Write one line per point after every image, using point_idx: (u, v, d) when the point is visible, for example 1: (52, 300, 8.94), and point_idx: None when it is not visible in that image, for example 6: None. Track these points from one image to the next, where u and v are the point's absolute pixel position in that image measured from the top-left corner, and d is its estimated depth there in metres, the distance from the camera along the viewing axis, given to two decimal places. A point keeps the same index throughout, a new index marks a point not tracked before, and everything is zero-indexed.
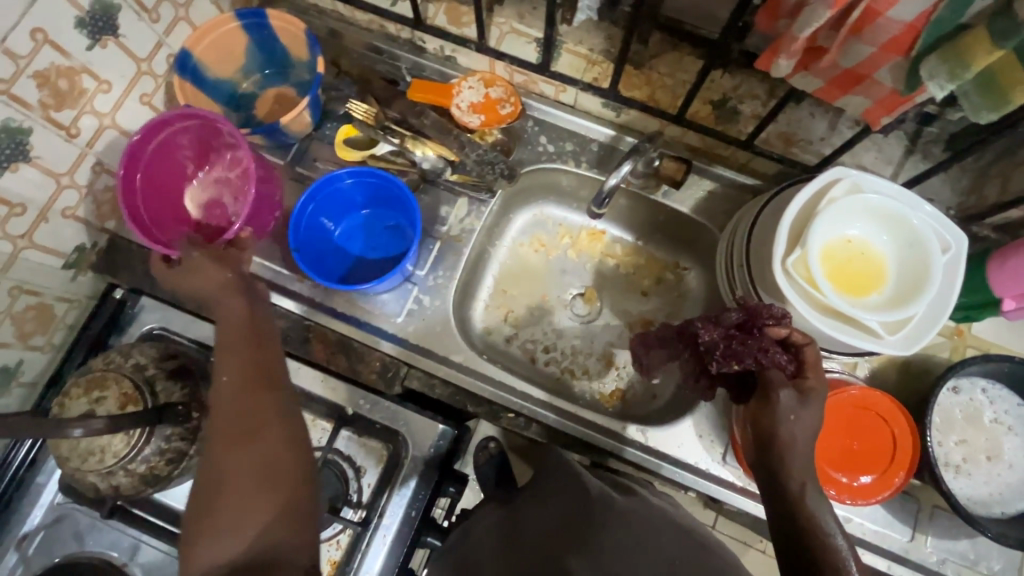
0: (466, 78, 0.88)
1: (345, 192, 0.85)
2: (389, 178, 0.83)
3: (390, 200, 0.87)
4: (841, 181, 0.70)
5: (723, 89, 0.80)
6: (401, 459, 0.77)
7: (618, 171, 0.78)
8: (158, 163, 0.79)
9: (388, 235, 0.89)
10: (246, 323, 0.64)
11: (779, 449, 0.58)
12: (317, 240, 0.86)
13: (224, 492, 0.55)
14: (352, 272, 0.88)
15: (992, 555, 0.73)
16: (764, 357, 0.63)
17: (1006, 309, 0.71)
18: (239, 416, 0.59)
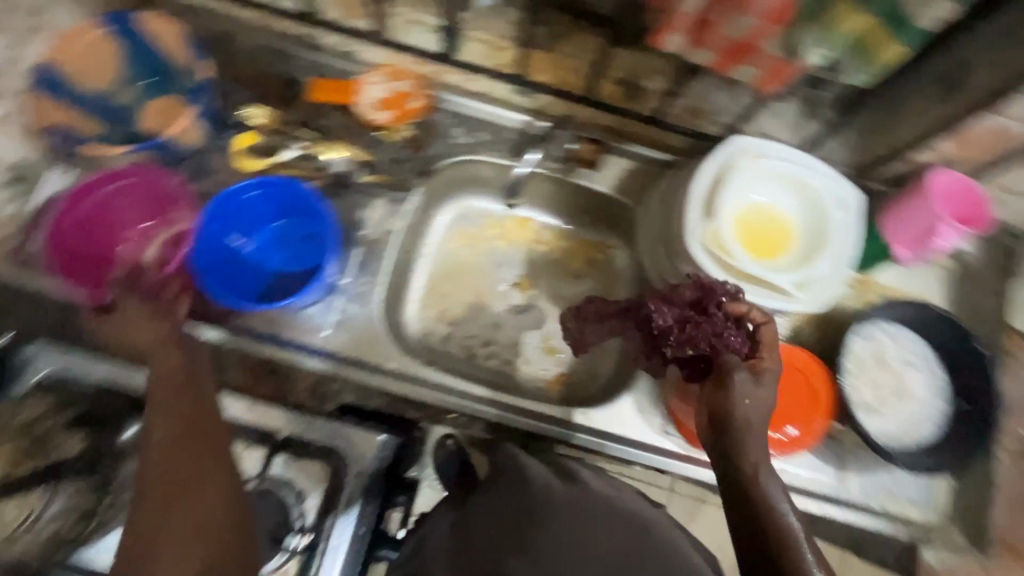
0: (370, 73, 0.83)
1: (250, 204, 0.80)
2: (291, 184, 0.78)
3: (301, 209, 0.81)
4: (743, 150, 0.73)
5: (626, 67, 0.81)
6: (344, 476, 0.73)
7: None
8: (93, 227, 0.76)
9: (307, 246, 0.83)
10: (181, 373, 0.62)
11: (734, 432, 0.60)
12: (227, 259, 0.81)
13: (156, 560, 0.49)
14: (273, 290, 0.82)
15: (908, 483, 0.80)
16: (719, 347, 0.65)
17: (900, 255, 0.77)
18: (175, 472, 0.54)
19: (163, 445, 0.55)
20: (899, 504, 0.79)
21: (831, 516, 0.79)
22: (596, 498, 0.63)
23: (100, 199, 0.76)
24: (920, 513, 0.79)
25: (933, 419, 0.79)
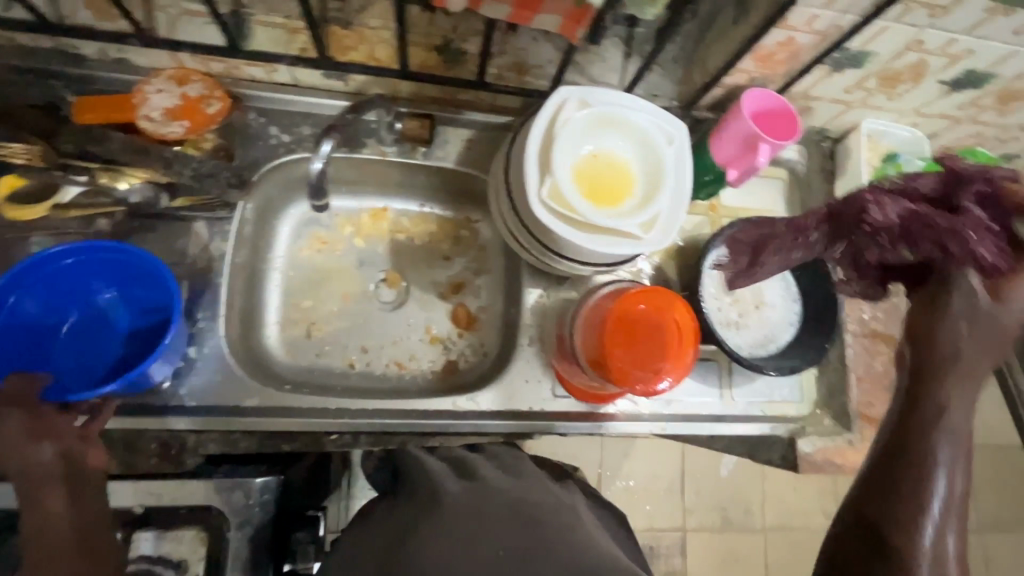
0: (150, 81, 0.72)
1: (73, 271, 0.69)
2: (104, 245, 0.68)
3: (135, 276, 0.70)
4: (568, 100, 0.72)
5: (442, 32, 0.74)
6: (227, 532, 0.68)
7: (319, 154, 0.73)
8: None
9: (149, 319, 0.72)
10: (70, 530, 0.57)
11: (940, 370, 0.50)
12: (32, 335, 0.69)
13: None
14: (108, 377, 0.71)
15: (781, 384, 0.86)
16: (961, 243, 0.50)
17: (731, 177, 0.79)
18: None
19: None
20: (776, 406, 0.86)
21: (719, 431, 0.84)
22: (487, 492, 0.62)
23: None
24: (795, 408, 0.86)
25: (788, 320, 0.85)
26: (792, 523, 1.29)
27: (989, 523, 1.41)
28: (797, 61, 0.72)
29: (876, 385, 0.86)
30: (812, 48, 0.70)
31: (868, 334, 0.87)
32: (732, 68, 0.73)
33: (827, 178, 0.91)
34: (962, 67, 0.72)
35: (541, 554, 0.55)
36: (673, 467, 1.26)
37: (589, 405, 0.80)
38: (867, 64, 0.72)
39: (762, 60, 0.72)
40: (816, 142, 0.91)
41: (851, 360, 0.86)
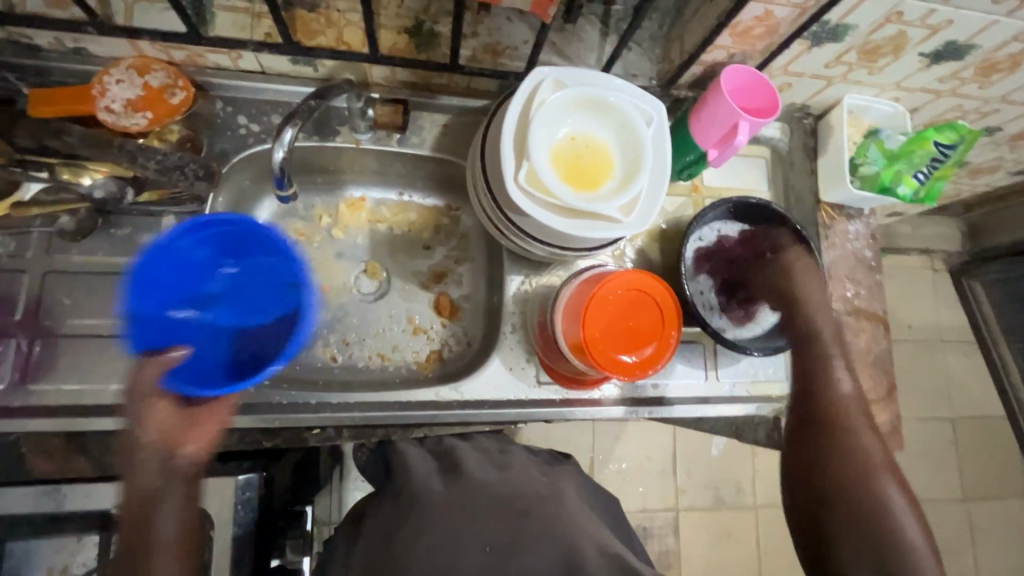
0: (109, 70, 0.69)
1: (185, 251, 0.67)
2: (213, 219, 0.66)
3: (252, 242, 0.70)
4: (544, 82, 0.70)
5: (413, 13, 0.73)
6: (208, 532, 0.67)
7: (280, 141, 0.69)
8: None
9: (279, 288, 0.73)
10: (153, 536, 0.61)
11: (830, 419, 0.73)
12: (172, 330, 0.67)
13: None
14: (242, 362, 0.72)
15: (766, 364, 0.86)
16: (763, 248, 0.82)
17: (713, 158, 0.77)
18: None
19: None
20: (761, 386, 0.85)
21: (705, 413, 0.84)
22: (476, 488, 0.62)
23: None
24: (781, 387, 0.86)
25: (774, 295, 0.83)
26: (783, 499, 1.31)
27: (975, 492, 1.43)
28: (775, 36, 0.71)
29: (860, 362, 0.86)
30: (790, 22, 0.68)
31: (851, 312, 0.87)
32: (710, 44, 0.72)
33: (810, 155, 0.90)
34: (941, 39, 0.71)
35: (528, 544, 0.57)
36: (665, 449, 1.26)
37: (573, 390, 0.80)
38: (846, 37, 0.71)
39: (740, 36, 0.71)
40: (797, 119, 0.90)
41: None
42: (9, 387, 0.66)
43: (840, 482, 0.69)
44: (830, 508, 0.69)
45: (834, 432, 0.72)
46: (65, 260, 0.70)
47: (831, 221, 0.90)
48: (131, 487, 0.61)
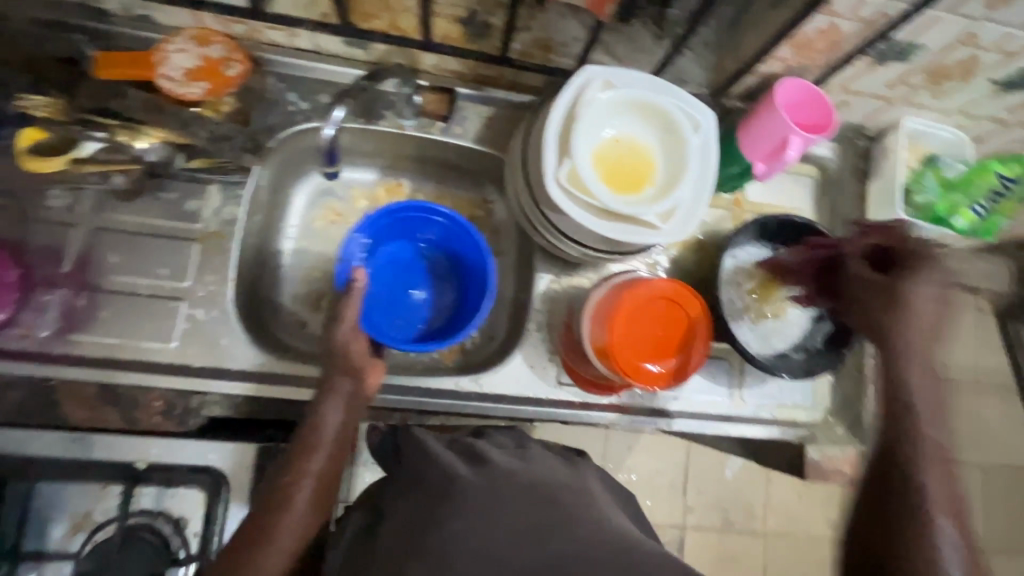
0: (171, 39, 0.70)
1: (421, 218, 0.80)
2: (439, 209, 0.78)
3: (458, 235, 0.80)
4: (593, 81, 0.69)
5: (467, 3, 0.73)
6: (225, 494, 0.69)
7: (330, 119, 0.73)
8: None
9: (461, 298, 0.84)
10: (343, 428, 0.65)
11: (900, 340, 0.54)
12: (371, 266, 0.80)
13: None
14: (399, 327, 0.82)
15: (794, 388, 0.83)
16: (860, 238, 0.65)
17: (758, 172, 0.75)
18: (259, 538, 0.57)
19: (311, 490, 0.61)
20: (786, 410, 0.83)
21: (726, 432, 0.82)
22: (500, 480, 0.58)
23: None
24: (808, 414, 0.83)
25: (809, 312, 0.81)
26: (796, 530, 1.27)
27: (1002, 547, 1.36)
28: (839, 50, 0.68)
29: None
30: (856, 37, 0.66)
31: None
32: (768, 55, 0.70)
33: (860, 178, 0.87)
34: (1015, 66, 0.68)
35: (564, 533, 0.52)
36: (677, 464, 1.24)
37: (593, 395, 0.79)
38: (914, 57, 0.68)
39: (800, 48, 0.68)
40: (852, 139, 0.87)
41: (872, 369, 0.83)
42: (52, 335, 0.68)
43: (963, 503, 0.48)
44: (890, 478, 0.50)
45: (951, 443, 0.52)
46: (113, 218, 0.72)
47: None
48: (319, 419, 0.64)
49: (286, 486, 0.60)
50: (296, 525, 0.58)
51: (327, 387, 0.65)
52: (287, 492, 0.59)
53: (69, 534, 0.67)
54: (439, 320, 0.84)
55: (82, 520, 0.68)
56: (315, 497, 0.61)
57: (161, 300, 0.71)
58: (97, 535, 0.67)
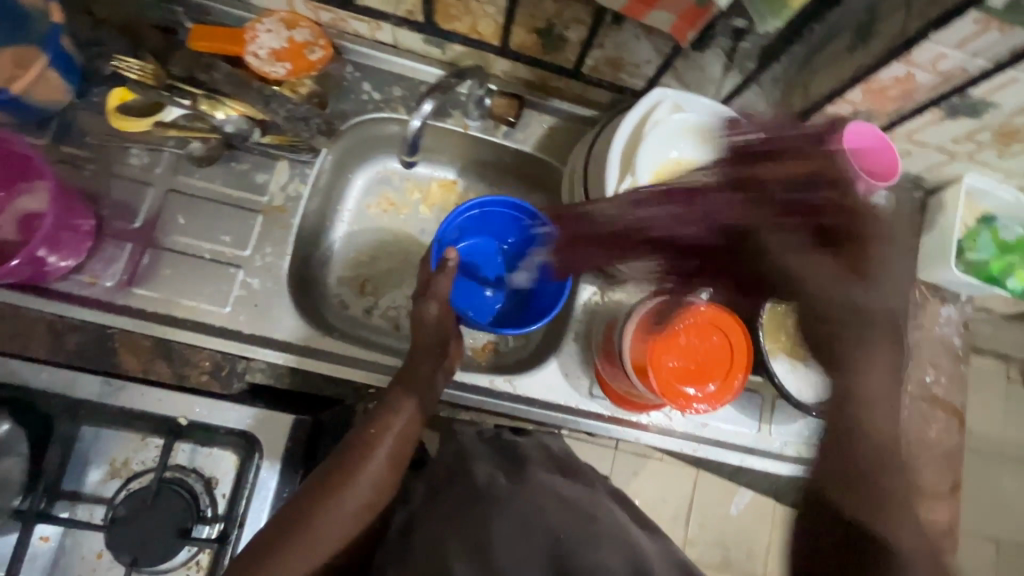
0: (261, 20, 0.74)
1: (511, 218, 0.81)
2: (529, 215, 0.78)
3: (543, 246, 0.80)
4: (662, 103, 0.71)
5: (545, 16, 0.73)
6: (256, 459, 0.69)
7: (420, 111, 0.72)
8: None
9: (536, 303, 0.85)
10: (428, 396, 0.69)
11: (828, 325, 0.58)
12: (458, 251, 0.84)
13: (313, 513, 0.58)
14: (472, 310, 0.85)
15: (822, 430, 0.82)
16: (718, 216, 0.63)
17: None
18: (345, 476, 0.60)
19: (391, 444, 0.64)
20: (813, 451, 0.82)
21: (749, 466, 0.82)
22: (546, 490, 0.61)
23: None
24: None
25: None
26: None
27: None
28: (910, 100, 0.69)
29: (923, 450, 0.83)
30: (930, 89, 0.66)
31: (926, 397, 0.84)
32: (839, 97, 0.70)
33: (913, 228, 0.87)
34: None
35: (596, 542, 0.55)
36: (683, 493, 1.22)
37: (623, 410, 0.80)
38: (986, 116, 0.68)
39: (872, 93, 0.69)
40: (907, 190, 0.87)
41: (905, 421, 0.82)
42: (116, 285, 0.71)
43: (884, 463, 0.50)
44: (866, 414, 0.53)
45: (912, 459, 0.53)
46: (186, 182, 0.75)
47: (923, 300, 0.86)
48: (411, 376, 0.69)
49: (371, 433, 0.64)
50: (376, 471, 0.62)
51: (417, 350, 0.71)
52: (371, 441, 0.63)
53: (105, 479, 0.71)
54: (510, 314, 0.86)
55: (119, 467, 0.71)
56: (393, 454, 0.64)
57: (221, 266, 0.74)
58: (132, 483, 0.69)
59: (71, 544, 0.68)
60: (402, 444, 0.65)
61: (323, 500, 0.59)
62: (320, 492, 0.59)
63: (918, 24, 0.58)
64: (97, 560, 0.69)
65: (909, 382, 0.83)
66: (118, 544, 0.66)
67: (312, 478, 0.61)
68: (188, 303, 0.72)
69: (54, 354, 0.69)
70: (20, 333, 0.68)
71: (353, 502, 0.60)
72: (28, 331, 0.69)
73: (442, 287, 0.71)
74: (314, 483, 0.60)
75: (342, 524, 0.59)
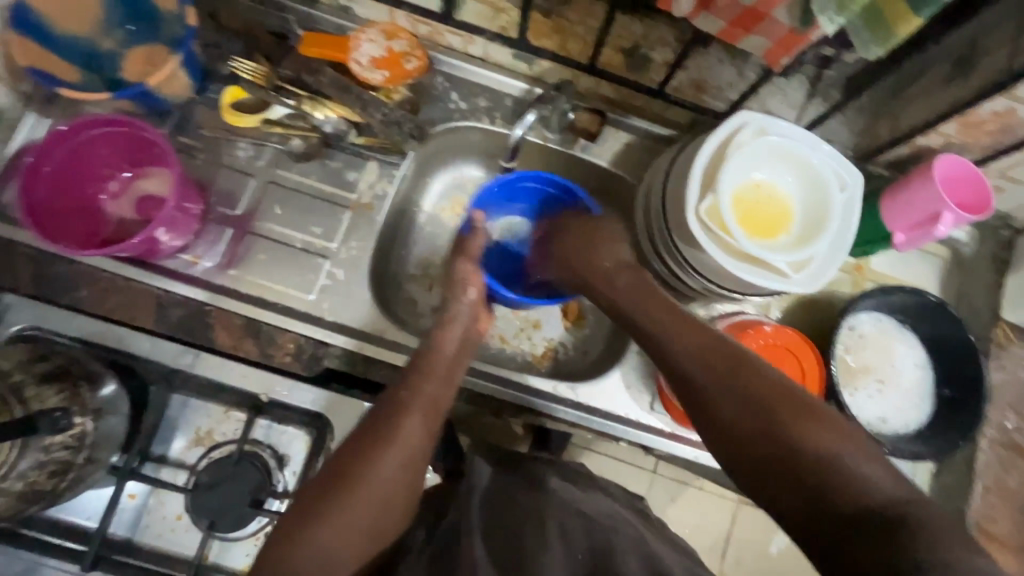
0: (365, 29, 0.79)
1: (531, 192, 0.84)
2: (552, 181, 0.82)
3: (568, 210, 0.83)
4: (746, 126, 0.71)
5: (633, 37, 0.76)
6: (326, 445, 0.72)
7: (523, 121, 0.78)
8: (87, 154, 0.72)
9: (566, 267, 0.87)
10: (455, 355, 0.70)
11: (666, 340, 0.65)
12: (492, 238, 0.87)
13: (351, 475, 0.58)
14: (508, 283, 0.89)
15: (890, 468, 0.79)
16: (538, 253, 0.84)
17: (898, 242, 0.75)
18: (373, 452, 0.59)
19: (422, 402, 0.64)
20: None
21: None
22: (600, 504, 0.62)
23: (84, 141, 0.71)
24: None
25: (924, 394, 0.79)
26: None
27: None
28: (1009, 135, 0.67)
29: (1000, 500, 0.79)
30: None
31: (1007, 445, 0.80)
32: (932, 128, 0.69)
33: (998, 268, 0.84)
34: None
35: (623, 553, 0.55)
36: (721, 527, 1.16)
37: (682, 429, 0.80)
38: None
39: (969, 126, 0.68)
40: (993, 228, 0.84)
41: (981, 467, 0.79)
42: (216, 267, 0.77)
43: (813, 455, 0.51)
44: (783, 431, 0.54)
45: (798, 420, 0.54)
46: (285, 175, 0.81)
47: (1007, 342, 0.82)
48: (438, 342, 0.70)
49: (401, 399, 0.64)
50: (409, 441, 0.61)
51: (449, 315, 0.72)
52: (397, 415, 0.62)
53: (189, 446, 0.75)
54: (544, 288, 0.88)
55: (202, 436, 0.76)
56: (425, 421, 0.63)
57: (310, 255, 0.79)
58: (214, 452, 0.74)
59: (155, 504, 0.73)
60: (436, 400, 0.65)
61: (354, 474, 0.58)
62: (353, 462, 0.59)
63: None
64: (176, 521, 0.73)
65: (988, 427, 0.80)
66: (199, 507, 0.70)
67: (349, 439, 0.62)
68: (280, 287, 0.77)
69: (157, 325, 0.74)
70: (128, 303, 0.74)
71: (384, 476, 0.59)
72: (134, 302, 0.74)
73: (473, 249, 0.77)
74: (349, 444, 0.61)
75: (382, 484, 0.58)
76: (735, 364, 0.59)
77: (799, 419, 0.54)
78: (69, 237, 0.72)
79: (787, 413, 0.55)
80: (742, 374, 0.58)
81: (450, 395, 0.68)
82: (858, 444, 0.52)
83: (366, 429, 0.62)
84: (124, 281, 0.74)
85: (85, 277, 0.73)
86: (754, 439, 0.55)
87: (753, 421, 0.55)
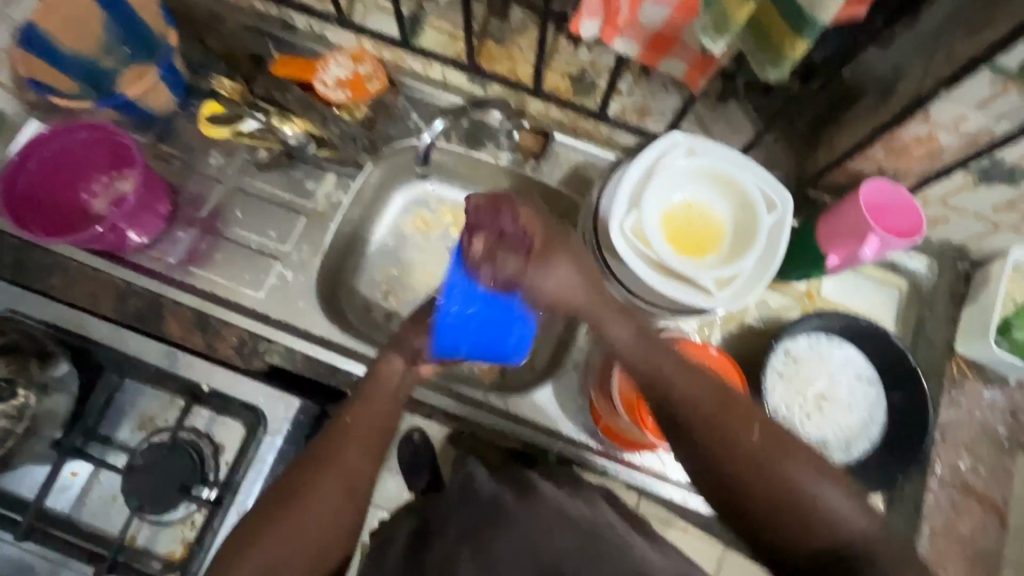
0: (335, 54, 0.85)
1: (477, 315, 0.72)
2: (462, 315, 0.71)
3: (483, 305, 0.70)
4: (674, 147, 0.72)
5: (579, 64, 0.84)
6: (259, 435, 0.74)
7: (429, 129, 0.81)
8: (66, 155, 0.80)
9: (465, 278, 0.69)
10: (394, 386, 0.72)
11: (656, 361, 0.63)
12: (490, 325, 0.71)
13: (290, 508, 0.62)
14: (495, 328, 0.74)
15: None
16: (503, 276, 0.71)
17: (830, 263, 0.74)
18: (312, 481, 0.64)
19: (354, 427, 0.68)
20: None
21: (690, 505, 0.81)
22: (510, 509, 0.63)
23: (66, 145, 0.79)
24: None
25: (872, 415, 0.77)
26: None
27: None
28: (936, 161, 0.67)
29: (951, 546, 0.74)
30: (956, 150, 0.64)
31: (959, 486, 0.76)
32: (859, 153, 0.69)
33: (954, 302, 0.81)
34: None
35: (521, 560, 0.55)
36: None
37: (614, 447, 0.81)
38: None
39: (895, 152, 0.68)
40: (951, 260, 0.82)
41: (930, 508, 0.75)
42: (177, 262, 0.82)
43: (788, 491, 0.54)
44: (767, 470, 0.55)
45: (785, 460, 0.55)
46: (250, 183, 0.87)
47: (962, 378, 0.79)
48: (381, 374, 0.72)
49: (343, 427, 0.68)
50: (348, 469, 0.65)
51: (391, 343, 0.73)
52: (339, 444, 0.66)
53: (134, 430, 0.80)
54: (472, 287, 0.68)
55: (147, 421, 0.80)
56: (363, 449, 0.67)
57: (264, 256, 0.84)
58: (153, 436, 0.78)
59: (94, 484, 0.77)
60: (372, 427, 0.69)
61: (291, 509, 0.62)
62: (293, 492, 0.63)
63: (930, 84, 0.59)
64: (111, 501, 0.77)
65: (938, 465, 0.76)
66: (131, 489, 0.73)
67: (291, 471, 0.65)
68: (236, 283, 0.83)
69: (116, 313, 0.80)
70: (92, 291, 0.80)
71: (325, 499, 0.63)
72: (98, 291, 0.80)
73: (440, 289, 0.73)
74: (291, 472, 0.66)
75: (320, 514, 0.63)
76: (730, 412, 0.59)
77: (789, 459, 0.55)
78: (49, 229, 0.80)
79: (773, 451, 0.56)
80: (742, 421, 0.57)
81: (390, 423, 0.71)
82: (830, 482, 0.55)
83: (311, 454, 0.67)
84: (92, 271, 0.80)
85: (58, 267, 0.80)
86: (743, 475, 0.56)
87: (744, 473, 0.56)
